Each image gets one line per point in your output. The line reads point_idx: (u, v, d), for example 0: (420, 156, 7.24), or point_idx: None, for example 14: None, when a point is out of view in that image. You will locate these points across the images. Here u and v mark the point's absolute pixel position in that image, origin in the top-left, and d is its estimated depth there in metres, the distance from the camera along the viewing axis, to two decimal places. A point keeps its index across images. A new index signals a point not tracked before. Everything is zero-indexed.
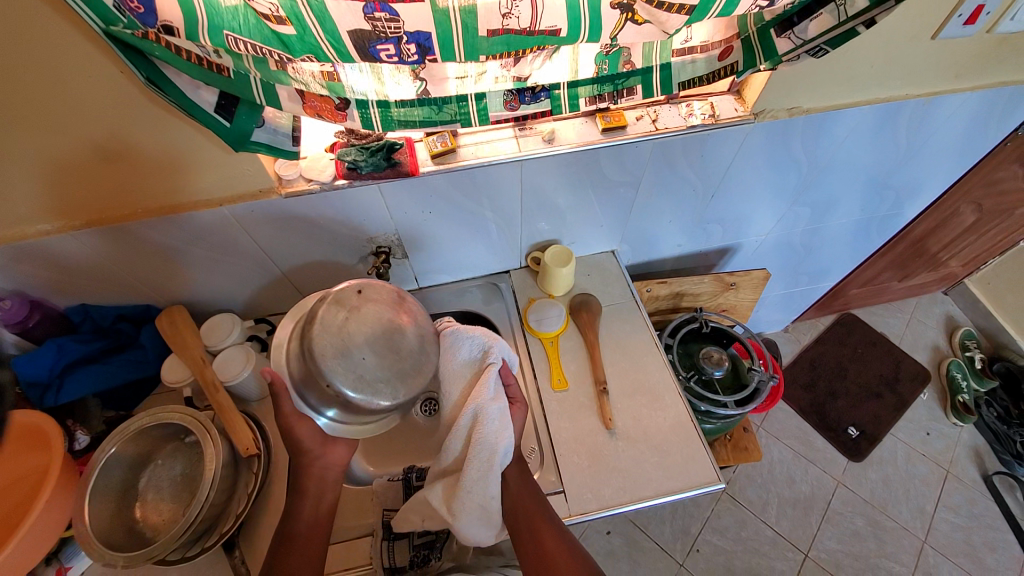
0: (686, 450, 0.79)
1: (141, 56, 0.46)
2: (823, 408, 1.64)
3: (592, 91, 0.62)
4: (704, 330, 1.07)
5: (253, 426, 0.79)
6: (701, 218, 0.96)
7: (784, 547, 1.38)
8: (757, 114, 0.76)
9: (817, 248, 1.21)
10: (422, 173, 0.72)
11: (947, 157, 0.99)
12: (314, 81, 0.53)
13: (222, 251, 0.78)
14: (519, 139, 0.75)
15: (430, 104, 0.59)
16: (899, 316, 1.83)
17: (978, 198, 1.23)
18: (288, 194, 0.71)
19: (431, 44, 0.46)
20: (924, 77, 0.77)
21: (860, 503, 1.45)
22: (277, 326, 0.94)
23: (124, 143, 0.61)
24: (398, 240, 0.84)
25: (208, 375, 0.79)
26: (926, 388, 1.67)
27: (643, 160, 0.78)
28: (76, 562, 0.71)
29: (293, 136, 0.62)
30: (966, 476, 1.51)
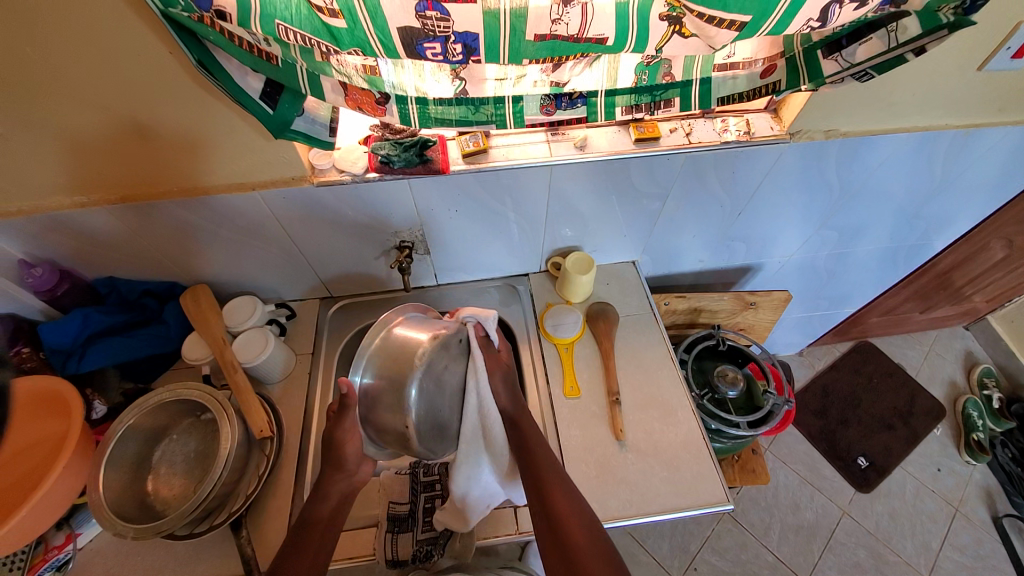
0: (696, 467, 0.78)
1: (194, 38, 0.48)
2: (833, 436, 1.62)
3: (630, 101, 0.62)
4: (720, 348, 1.06)
5: (267, 409, 0.80)
6: (726, 234, 0.96)
7: (783, 573, 1.36)
8: (792, 135, 0.75)
9: (839, 273, 1.19)
10: (452, 171, 0.72)
11: (982, 191, 0.97)
12: (356, 74, 0.53)
13: (250, 235, 0.80)
14: (551, 144, 0.76)
15: (467, 103, 0.59)
16: (917, 348, 1.80)
17: (1010, 234, 1.20)
18: (320, 183, 0.72)
19: (477, 46, 0.47)
20: (965, 108, 0.76)
21: (865, 536, 1.42)
22: (296, 312, 0.96)
23: (165, 122, 0.63)
24: (422, 236, 0.85)
25: (227, 355, 0.81)
26: (941, 424, 1.63)
27: (674, 172, 0.78)
28: (87, 529, 0.72)
29: (332, 126, 0.62)
30: (978, 517, 1.47)
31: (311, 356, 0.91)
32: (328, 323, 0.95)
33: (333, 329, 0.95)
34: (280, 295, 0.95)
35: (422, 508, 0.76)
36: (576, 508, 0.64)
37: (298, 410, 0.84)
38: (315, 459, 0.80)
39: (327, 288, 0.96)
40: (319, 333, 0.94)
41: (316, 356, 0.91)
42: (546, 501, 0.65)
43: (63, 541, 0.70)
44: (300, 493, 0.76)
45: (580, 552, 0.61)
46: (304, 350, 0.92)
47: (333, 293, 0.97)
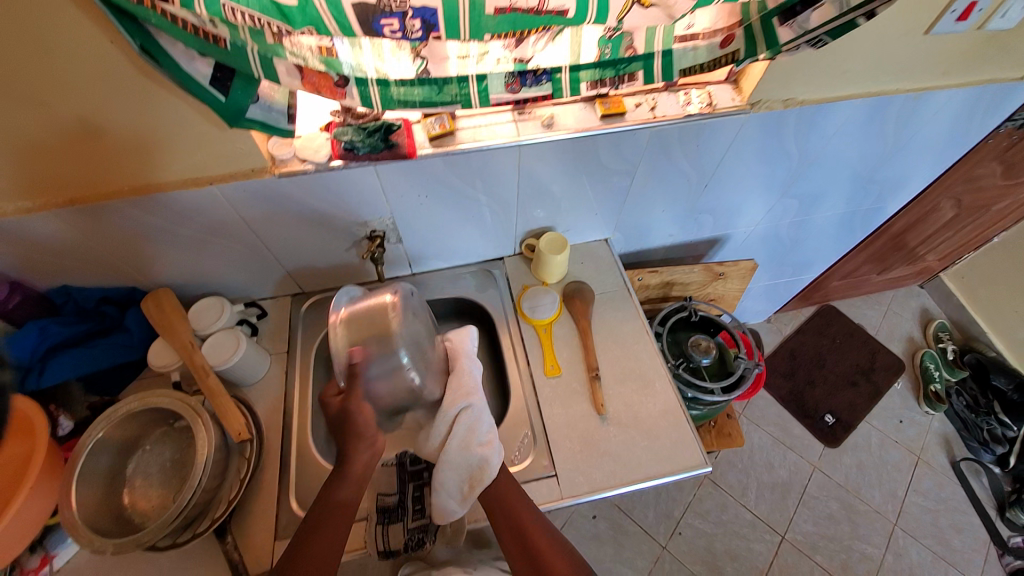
0: (677, 434, 0.80)
1: (134, 22, 0.45)
2: (803, 396, 1.69)
3: (594, 76, 0.61)
4: (693, 319, 1.09)
5: (245, 411, 0.78)
6: (694, 207, 0.97)
7: (762, 529, 1.43)
8: (753, 105, 0.77)
9: (803, 240, 1.24)
10: (420, 156, 0.70)
11: (930, 153, 1.02)
12: (311, 56, 0.50)
13: (213, 233, 0.76)
14: (518, 124, 0.75)
15: (430, 83, 0.58)
16: (876, 308, 1.89)
17: (958, 193, 1.27)
18: (282, 175, 0.69)
19: (437, 21, 0.46)
20: (912, 73, 0.79)
21: (836, 487, 1.51)
22: (267, 311, 0.93)
23: (111, 120, 0.59)
24: (392, 224, 0.83)
25: (197, 361, 0.78)
26: (900, 377, 1.74)
27: (641, 148, 0.78)
28: (63, 550, 0.69)
29: (289, 113, 0.60)
30: (935, 461, 1.58)
31: (287, 355, 0.88)
32: (302, 320, 0.93)
33: (307, 324, 0.92)
34: (248, 295, 0.92)
35: (410, 496, 0.75)
36: (548, 535, 0.69)
37: (277, 410, 0.82)
38: (298, 458, 0.78)
39: (297, 285, 0.93)
40: (293, 331, 0.91)
41: (292, 355, 0.88)
42: (519, 535, 0.67)
43: (38, 564, 0.67)
44: (285, 491, 0.75)
45: (562, 575, 0.66)
46: (278, 349, 0.89)
47: (305, 289, 0.95)
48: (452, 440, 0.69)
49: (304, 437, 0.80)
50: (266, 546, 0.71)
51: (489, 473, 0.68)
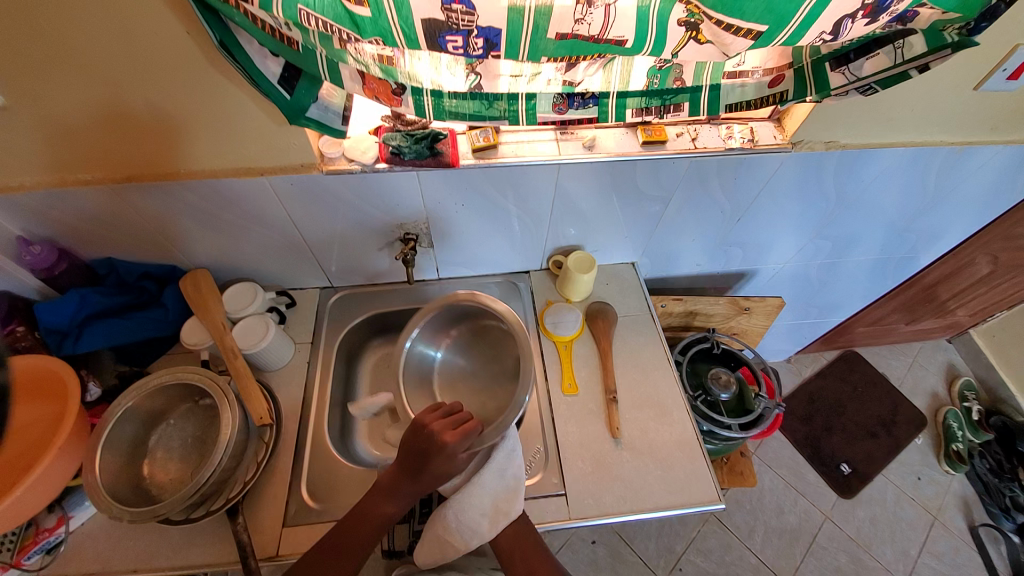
0: (690, 466, 0.79)
1: (217, 18, 0.48)
2: (818, 442, 1.65)
3: (640, 103, 0.64)
4: (714, 351, 1.08)
5: (268, 397, 0.79)
6: (724, 239, 0.97)
7: (765, 575, 1.39)
8: (794, 144, 0.77)
9: (831, 282, 1.22)
10: (461, 165, 0.72)
11: (971, 208, 1.00)
12: (372, 63, 0.53)
13: (257, 221, 0.80)
14: (559, 142, 0.76)
15: (481, 98, 0.60)
16: (901, 359, 1.84)
17: (996, 250, 1.24)
18: (329, 171, 0.72)
19: (499, 41, 0.47)
20: (958, 127, 0.79)
21: (846, 540, 1.46)
22: (296, 301, 0.95)
23: (180, 106, 0.63)
24: (427, 229, 0.85)
25: (228, 342, 0.80)
26: (923, 433, 1.68)
27: (678, 176, 0.79)
28: (79, 512, 0.72)
29: (344, 115, 0.63)
30: (954, 525, 1.51)
31: (311, 346, 0.90)
32: (328, 313, 0.95)
33: (333, 318, 0.94)
34: (280, 283, 0.95)
35: (418, 501, 0.74)
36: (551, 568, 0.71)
37: (296, 398, 0.84)
38: (312, 448, 0.79)
39: (328, 279, 0.95)
40: (319, 323, 0.93)
41: (316, 346, 0.90)
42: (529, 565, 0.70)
43: (54, 524, 0.70)
44: (297, 479, 0.76)
45: None
46: (303, 338, 0.91)
47: (334, 283, 0.97)
48: (490, 460, 0.68)
49: (320, 428, 0.82)
50: (273, 531, 0.72)
51: (518, 504, 0.68)
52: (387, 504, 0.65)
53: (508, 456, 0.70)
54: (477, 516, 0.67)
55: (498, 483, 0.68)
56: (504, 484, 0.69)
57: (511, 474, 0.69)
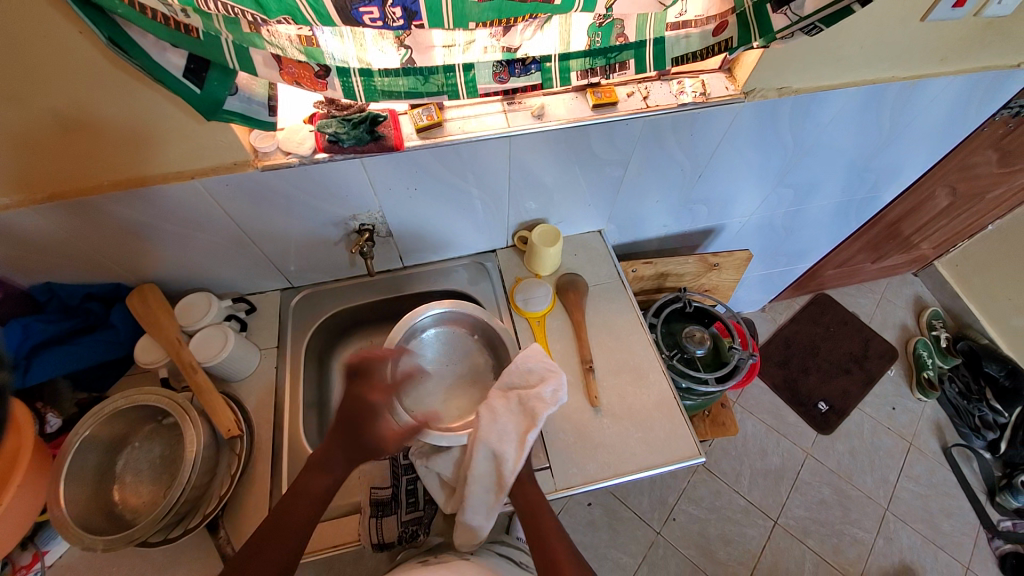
0: (669, 425, 0.80)
1: (102, 14, 0.43)
2: (796, 384, 1.70)
3: (584, 64, 0.60)
4: (687, 309, 1.09)
5: (235, 408, 0.77)
6: (688, 197, 0.96)
7: (755, 515, 1.45)
8: (747, 94, 0.75)
9: (797, 229, 1.23)
10: (407, 148, 0.69)
11: (925, 142, 1.01)
12: (291, 46, 0.49)
13: (200, 228, 0.75)
14: (508, 114, 0.73)
15: (415, 73, 0.56)
16: (870, 296, 1.90)
17: (953, 181, 1.26)
18: (265, 168, 0.67)
19: (418, 9, 0.44)
20: (907, 60, 0.78)
21: (828, 473, 1.53)
22: (257, 306, 0.92)
23: (92, 113, 0.58)
24: (382, 218, 0.82)
25: (185, 357, 0.77)
26: (893, 365, 1.75)
27: (633, 138, 0.77)
28: (54, 546, 0.69)
29: (270, 105, 0.59)
30: (927, 448, 1.60)
31: (278, 350, 0.87)
32: (293, 314, 0.92)
33: (298, 319, 0.91)
34: (237, 289, 0.91)
35: (403, 489, 0.76)
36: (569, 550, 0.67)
37: (267, 405, 0.82)
38: (290, 454, 0.78)
39: (287, 279, 0.92)
40: (284, 325, 0.90)
41: (283, 349, 0.87)
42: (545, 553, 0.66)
43: (30, 561, 0.67)
44: (278, 485, 0.75)
45: None
46: (269, 343, 0.88)
47: (295, 283, 0.93)
48: (478, 432, 0.67)
49: (296, 432, 0.80)
50: None
51: (510, 470, 0.65)
52: (327, 477, 0.66)
53: (498, 424, 0.67)
54: (484, 494, 0.67)
55: (494, 456, 0.66)
56: (496, 457, 0.66)
57: (500, 443, 0.66)
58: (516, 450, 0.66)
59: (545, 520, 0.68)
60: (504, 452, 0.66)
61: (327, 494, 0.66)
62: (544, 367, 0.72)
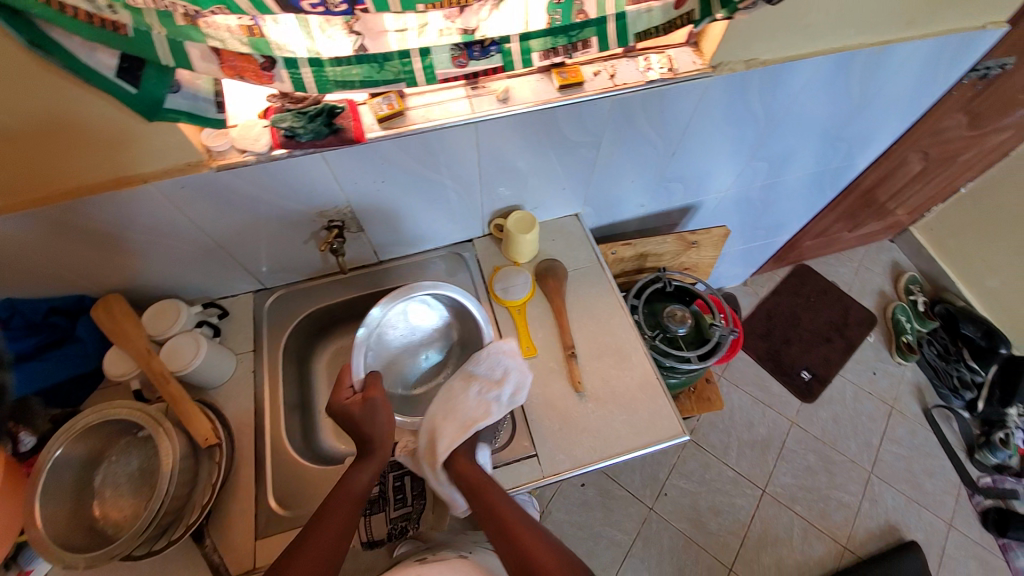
0: (653, 406, 0.81)
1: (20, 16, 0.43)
2: (779, 355, 1.73)
3: (545, 44, 0.58)
4: (668, 289, 1.09)
5: (213, 417, 0.75)
6: (664, 175, 0.95)
7: (744, 485, 1.49)
8: (714, 67, 0.74)
9: (774, 202, 1.23)
10: (369, 139, 0.66)
11: (896, 108, 1.01)
12: (232, 37, 0.46)
13: (160, 233, 0.72)
14: (471, 99, 0.70)
15: (368, 61, 0.54)
16: (848, 265, 1.92)
17: (925, 146, 1.27)
18: (221, 167, 0.64)
19: None
20: (875, 26, 0.77)
21: (813, 440, 1.57)
22: (229, 310, 0.89)
23: (28, 118, 0.54)
24: (351, 213, 0.79)
25: (156, 365, 0.74)
26: (873, 330, 1.78)
27: (603, 118, 0.75)
28: (37, 566, 0.68)
29: (217, 102, 0.56)
30: (908, 410, 1.65)
31: (254, 354, 0.85)
32: (267, 316, 0.89)
33: (273, 321, 0.89)
34: (207, 294, 0.88)
35: (388, 488, 0.75)
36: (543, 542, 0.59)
37: (247, 411, 0.80)
38: (273, 459, 0.76)
39: (259, 281, 0.89)
40: (259, 328, 0.88)
41: (259, 353, 0.85)
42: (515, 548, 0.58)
43: None
44: (263, 491, 0.74)
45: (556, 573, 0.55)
46: (244, 348, 0.86)
47: (268, 284, 0.91)
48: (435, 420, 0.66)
49: (277, 436, 0.79)
50: (247, 546, 0.70)
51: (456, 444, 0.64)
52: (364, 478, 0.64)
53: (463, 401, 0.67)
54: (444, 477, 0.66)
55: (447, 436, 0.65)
56: (450, 441, 0.64)
57: (456, 424, 0.65)
58: (456, 431, 0.65)
59: (499, 503, 0.62)
60: (466, 428, 0.65)
61: (366, 498, 0.63)
62: (511, 363, 0.71)
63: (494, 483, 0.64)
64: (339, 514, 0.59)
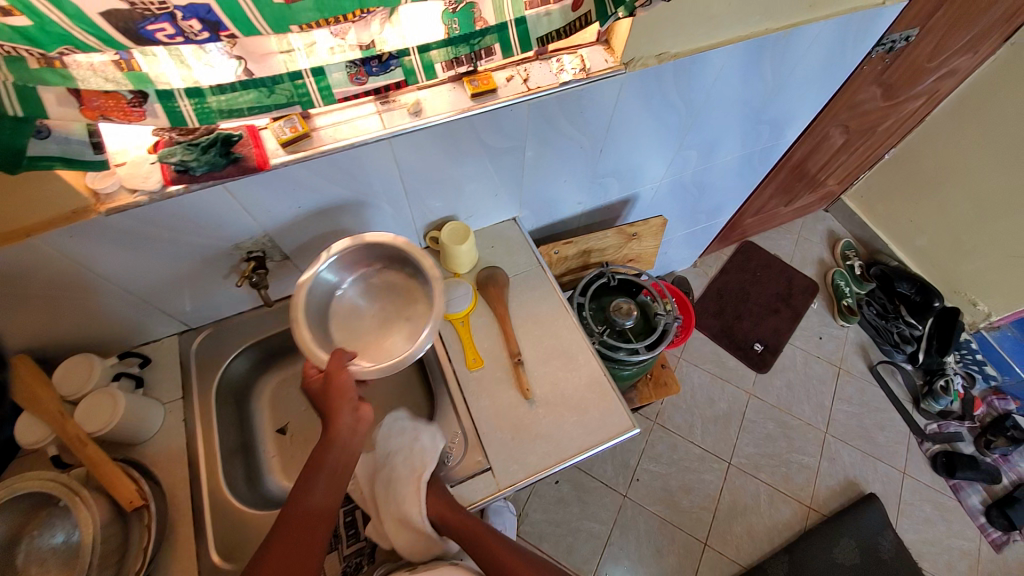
0: (603, 403, 0.81)
1: None
2: (732, 330, 1.79)
3: (448, 54, 0.57)
4: (612, 283, 1.10)
5: (138, 475, 0.70)
6: (596, 171, 0.95)
7: (710, 460, 1.53)
8: (627, 64, 0.74)
9: (709, 185, 1.26)
10: (274, 166, 0.62)
11: (810, 87, 1.04)
12: (96, 75, 0.43)
13: (59, 287, 0.66)
14: (382, 115, 0.67)
15: (257, 86, 0.51)
16: (789, 237, 2.01)
17: (845, 120, 1.33)
18: (110, 211, 0.59)
19: (218, 19, 0.39)
20: (777, 11, 0.79)
21: (770, 409, 1.64)
22: (151, 357, 0.83)
23: None
24: (271, 242, 0.75)
25: (72, 429, 0.68)
26: (817, 297, 1.87)
27: (522, 123, 0.74)
28: None
29: (94, 142, 0.53)
30: (855, 369, 1.74)
31: (183, 401, 0.80)
32: (195, 358, 0.84)
33: (202, 363, 0.83)
34: (125, 343, 0.82)
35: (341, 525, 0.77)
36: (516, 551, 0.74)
37: (181, 463, 0.75)
38: (214, 511, 0.72)
39: (182, 321, 0.84)
40: (186, 372, 0.82)
41: (189, 399, 0.80)
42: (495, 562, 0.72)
43: None
44: (204, 545, 0.69)
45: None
46: (172, 396, 0.80)
47: (193, 324, 0.85)
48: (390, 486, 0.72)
49: (216, 484, 0.74)
50: None
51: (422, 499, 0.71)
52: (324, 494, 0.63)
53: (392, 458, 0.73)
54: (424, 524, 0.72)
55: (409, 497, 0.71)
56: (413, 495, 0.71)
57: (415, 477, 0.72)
58: (414, 496, 0.71)
59: (483, 532, 0.73)
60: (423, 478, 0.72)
61: (324, 512, 0.62)
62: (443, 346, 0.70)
63: (473, 520, 0.73)
64: (293, 533, 0.60)
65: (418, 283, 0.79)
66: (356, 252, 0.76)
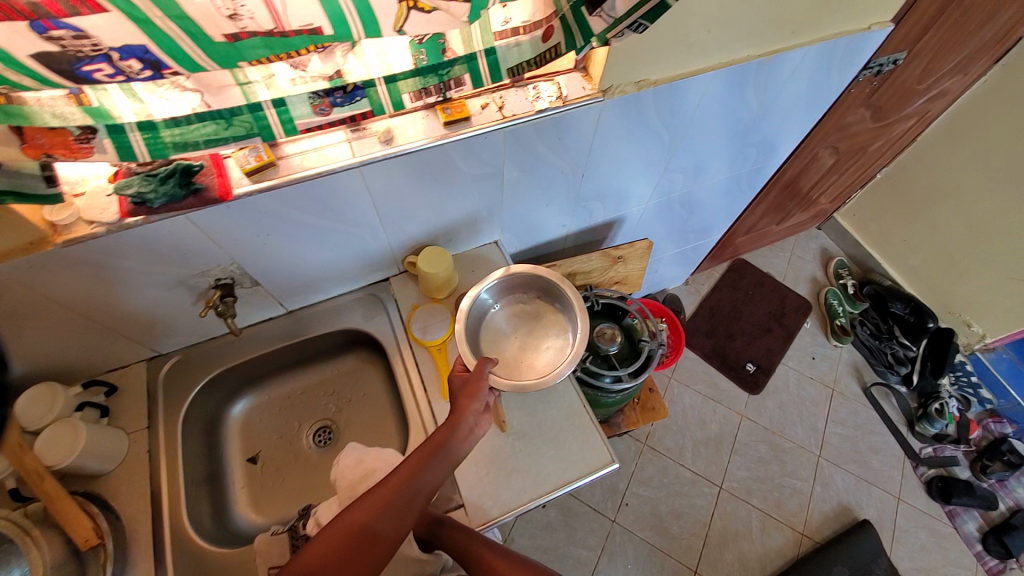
0: (581, 436, 0.79)
1: None
2: (724, 350, 1.76)
3: (416, 84, 0.55)
4: (597, 307, 1.08)
5: (94, 512, 0.68)
6: (579, 195, 0.94)
7: (701, 484, 1.50)
8: (605, 91, 0.73)
9: (697, 206, 1.24)
10: (237, 196, 0.61)
11: (797, 110, 1.03)
12: (44, 110, 0.42)
13: (14, 317, 0.64)
14: (353, 142, 0.66)
15: (213, 117, 0.49)
16: (781, 255, 1.99)
17: (834, 141, 1.32)
18: (66, 243, 0.57)
19: (158, 58, 0.38)
20: (759, 38, 0.78)
21: (762, 431, 1.61)
22: (116, 385, 0.80)
23: None
24: (240, 269, 0.74)
25: (29, 462, 0.63)
26: (810, 317, 1.85)
27: (498, 149, 0.73)
28: None
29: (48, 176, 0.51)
30: (849, 390, 1.71)
31: (148, 432, 0.77)
32: (163, 386, 0.81)
33: (169, 392, 0.81)
34: (91, 371, 0.79)
35: None
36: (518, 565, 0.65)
37: (142, 498, 0.72)
38: (174, 549, 0.69)
39: (150, 348, 0.81)
40: (153, 401, 0.80)
41: (153, 430, 0.77)
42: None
43: None
44: None
45: None
46: (136, 426, 0.78)
47: (161, 350, 0.83)
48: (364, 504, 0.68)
49: (178, 519, 0.71)
50: None
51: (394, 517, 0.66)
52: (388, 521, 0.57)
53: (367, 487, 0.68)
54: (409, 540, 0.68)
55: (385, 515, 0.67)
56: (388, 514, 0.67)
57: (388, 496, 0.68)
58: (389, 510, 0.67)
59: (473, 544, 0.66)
60: None
61: (384, 535, 0.56)
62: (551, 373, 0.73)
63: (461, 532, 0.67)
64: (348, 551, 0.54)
65: (553, 308, 0.83)
66: (515, 279, 0.83)
